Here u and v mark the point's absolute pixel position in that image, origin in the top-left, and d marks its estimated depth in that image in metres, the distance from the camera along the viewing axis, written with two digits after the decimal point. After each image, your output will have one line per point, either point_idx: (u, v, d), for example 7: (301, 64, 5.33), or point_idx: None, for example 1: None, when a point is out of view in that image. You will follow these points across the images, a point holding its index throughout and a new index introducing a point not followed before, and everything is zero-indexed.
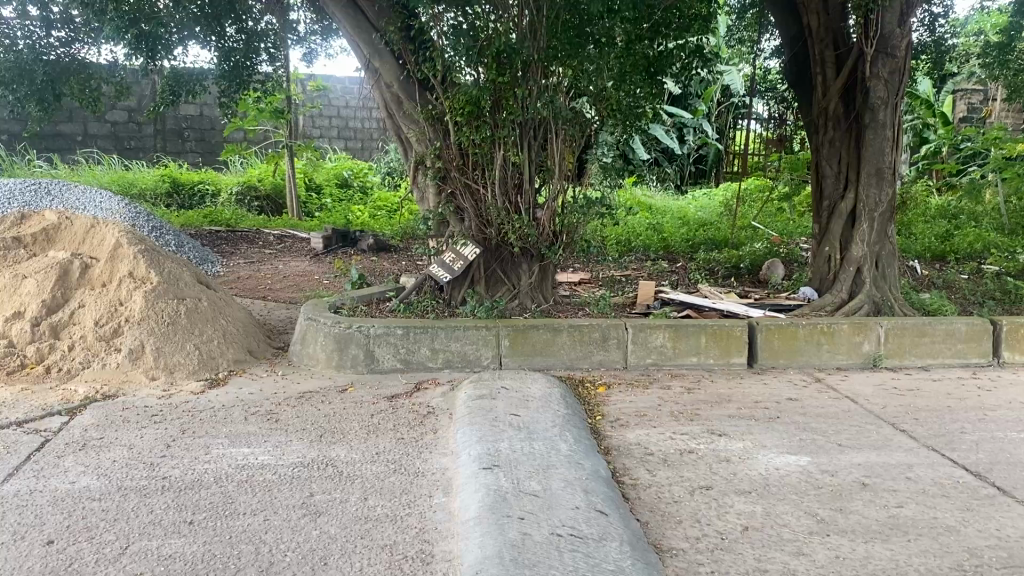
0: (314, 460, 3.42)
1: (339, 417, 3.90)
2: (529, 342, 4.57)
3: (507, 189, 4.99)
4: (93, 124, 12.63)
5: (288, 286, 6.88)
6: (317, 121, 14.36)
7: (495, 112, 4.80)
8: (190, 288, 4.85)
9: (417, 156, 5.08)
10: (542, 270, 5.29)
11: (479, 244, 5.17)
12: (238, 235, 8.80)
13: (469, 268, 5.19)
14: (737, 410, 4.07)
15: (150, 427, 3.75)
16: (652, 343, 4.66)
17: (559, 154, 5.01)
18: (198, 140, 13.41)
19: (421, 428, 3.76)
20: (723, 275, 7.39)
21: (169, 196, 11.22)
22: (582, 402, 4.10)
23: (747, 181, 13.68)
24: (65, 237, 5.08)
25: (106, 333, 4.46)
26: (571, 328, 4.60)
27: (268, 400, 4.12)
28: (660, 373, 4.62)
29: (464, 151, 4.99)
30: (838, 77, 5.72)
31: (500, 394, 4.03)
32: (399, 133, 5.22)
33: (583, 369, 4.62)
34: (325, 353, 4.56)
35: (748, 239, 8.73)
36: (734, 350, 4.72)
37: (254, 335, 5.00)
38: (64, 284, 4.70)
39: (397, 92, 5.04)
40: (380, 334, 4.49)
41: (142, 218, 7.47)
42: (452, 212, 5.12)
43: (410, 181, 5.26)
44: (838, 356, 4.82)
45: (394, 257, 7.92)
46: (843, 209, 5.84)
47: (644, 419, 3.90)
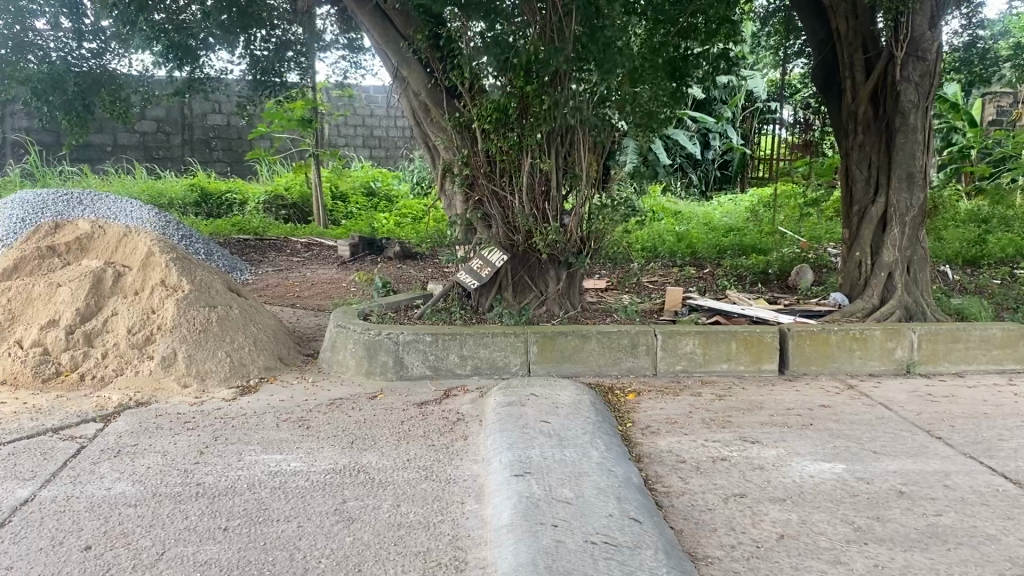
0: (345, 467, 3.43)
1: (369, 424, 3.91)
2: (558, 349, 4.56)
3: (535, 196, 4.99)
4: (122, 134, 12.79)
5: (316, 293, 6.92)
6: (343, 130, 14.46)
7: (522, 119, 4.79)
8: (221, 296, 4.88)
9: (444, 163, 5.10)
10: (570, 276, 5.26)
11: (507, 250, 5.16)
12: (266, 243, 8.87)
13: (496, 275, 5.18)
14: (769, 417, 4.04)
15: (183, 433, 3.78)
16: (682, 350, 4.63)
17: (587, 160, 4.98)
18: (225, 149, 13.54)
19: (451, 435, 3.76)
20: (751, 281, 7.34)
21: (197, 206, 11.34)
22: (613, 409, 4.08)
23: (773, 187, 13.61)
24: (99, 246, 5.14)
25: (138, 341, 4.51)
26: (600, 335, 4.58)
27: (299, 407, 4.14)
28: (690, 380, 4.59)
29: (492, 159, 5.00)
30: (867, 82, 5.67)
31: (530, 401, 4.02)
32: (427, 142, 5.25)
33: (612, 375, 4.60)
34: (354, 360, 4.57)
35: (776, 244, 8.67)
36: (765, 356, 4.67)
37: (284, 342, 5.02)
38: (98, 292, 4.75)
39: (425, 100, 5.06)
40: (409, 340, 4.50)
41: (172, 227, 7.55)
42: (480, 219, 5.12)
43: (438, 188, 5.27)
44: (871, 362, 4.76)
45: (421, 264, 7.95)
46: (874, 214, 5.76)
47: (675, 426, 3.88)
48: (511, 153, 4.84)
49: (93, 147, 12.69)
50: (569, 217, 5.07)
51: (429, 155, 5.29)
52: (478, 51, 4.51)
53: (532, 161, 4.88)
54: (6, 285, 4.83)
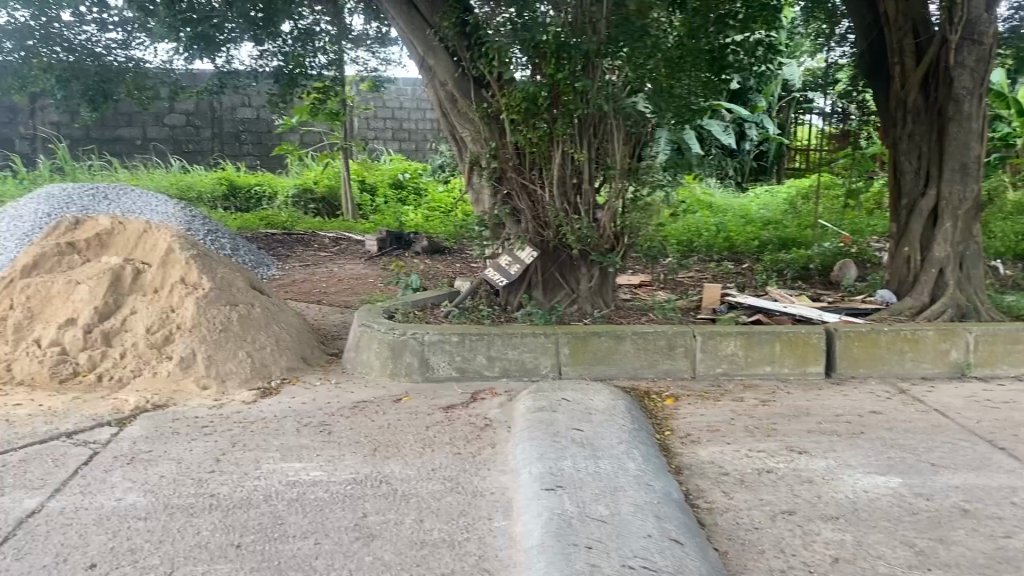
0: (367, 477, 3.25)
1: (393, 429, 3.72)
2: (590, 351, 4.34)
3: (566, 188, 4.76)
4: (152, 127, 12.76)
5: (343, 289, 6.76)
6: (372, 123, 14.32)
7: (553, 109, 4.57)
8: (243, 294, 4.70)
9: (472, 156, 4.90)
10: (603, 273, 5.03)
11: (538, 246, 4.94)
12: (293, 237, 8.75)
13: (526, 272, 4.97)
14: (817, 425, 3.80)
15: (200, 439, 3.63)
16: (722, 351, 4.40)
17: (621, 152, 4.74)
18: (255, 143, 13.32)
19: (479, 442, 3.57)
20: (791, 277, 7.07)
21: (225, 200, 11.25)
22: (649, 415, 3.86)
23: (811, 178, 13.24)
24: (119, 242, 5.00)
25: (157, 341, 4.37)
26: (635, 336, 4.36)
27: (321, 410, 3.97)
28: (731, 383, 4.36)
29: (521, 150, 4.78)
30: (918, 68, 5.37)
31: (561, 406, 3.82)
32: (454, 133, 5.05)
33: (648, 378, 4.38)
34: (378, 361, 4.39)
35: (816, 238, 8.37)
36: (811, 358, 4.43)
37: (308, 341, 4.81)
38: (116, 290, 4.61)
39: (452, 90, 4.85)
40: (435, 341, 4.31)
41: (198, 221, 7.42)
42: (508, 213, 4.92)
43: (466, 182, 5.07)
44: (923, 365, 4.49)
45: (449, 259, 7.77)
46: (924, 207, 5.46)
47: (717, 435, 3.66)
48: (542, 144, 4.62)
49: (123, 140, 12.68)
50: (601, 211, 4.83)
51: (456, 146, 5.08)
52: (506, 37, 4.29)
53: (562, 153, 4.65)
54: (26, 283, 4.71)
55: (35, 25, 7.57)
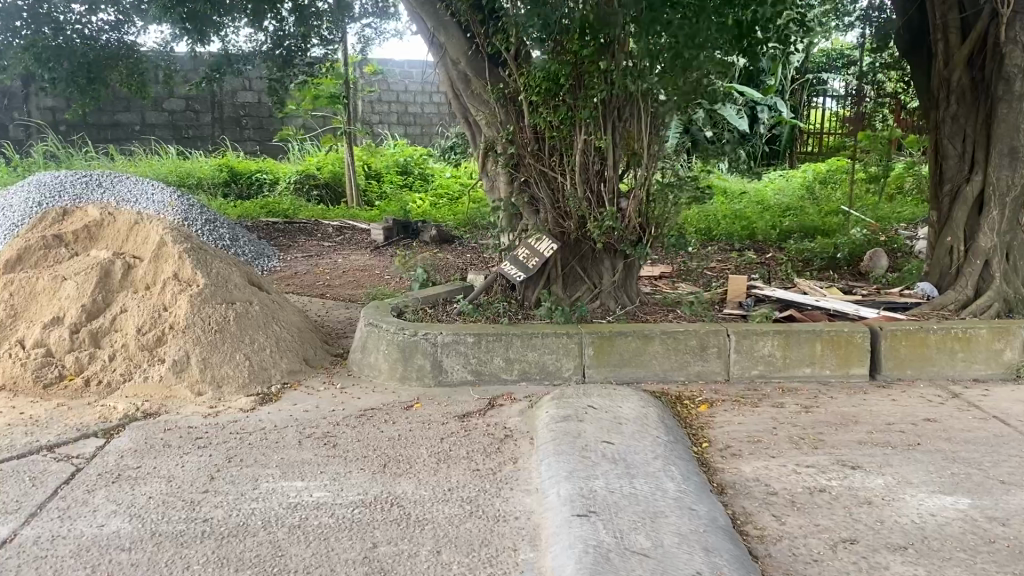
0: (376, 498, 2.93)
1: (405, 441, 3.40)
2: (616, 351, 4.02)
3: (588, 175, 4.41)
4: (150, 113, 12.41)
5: (348, 282, 6.45)
6: (376, 106, 13.96)
7: (576, 89, 4.23)
8: (241, 291, 4.35)
9: (486, 142, 4.57)
10: (627, 267, 4.69)
11: (557, 238, 4.61)
12: (296, 226, 8.41)
13: (545, 266, 4.64)
14: (868, 435, 3.48)
15: (193, 454, 3.31)
16: (759, 352, 4.06)
17: (647, 136, 4.39)
18: (256, 127, 13.02)
19: (499, 456, 3.24)
20: (818, 268, 6.73)
21: (226, 186, 10.92)
22: (683, 425, 3.54)
23: (827, 162, 12.86)
24: (109, 234, 4.65)
25: (149, 341, 4.04)
26: (665, 335, 4.03)
27: (325, 419, 3.65)
28: (769, 387, 4.03)
29: (540, 134, 4.44)
30: (963, 46, 5.00)
31: (587, 415, 3.49)
32: (467, 116, 4.70)
33: (678, 381, 4.05)
34: (388, 363, 4.06)
35: (841, 226, 8.03)
36: (855, 360, 4.10)
37: (311, 340, 4.49)
38: (105, 287, 4.29)
39: (465, 70, 4.50)
40: (448, 341, 3.98)
41: (196, 210, 7.10)
42: (526, 202, 4.58)
43: (479, 169, 4.74)
44: (975, 366, 4.15)
45: (458, 249, 7.44)
46: (968, 194, 5.09)
47: (759, 448, 3.34)
48: (564, 127, 4.28)
49: (121, 126, 12.34)
50: (624, 199, 4.48)
51: (469, 130, 4.74)
52: (525, 12, 3.95)
53: (585, 137, 4.31)
54: (9, 278, 4.39)
55: (24, 4, 7.17)
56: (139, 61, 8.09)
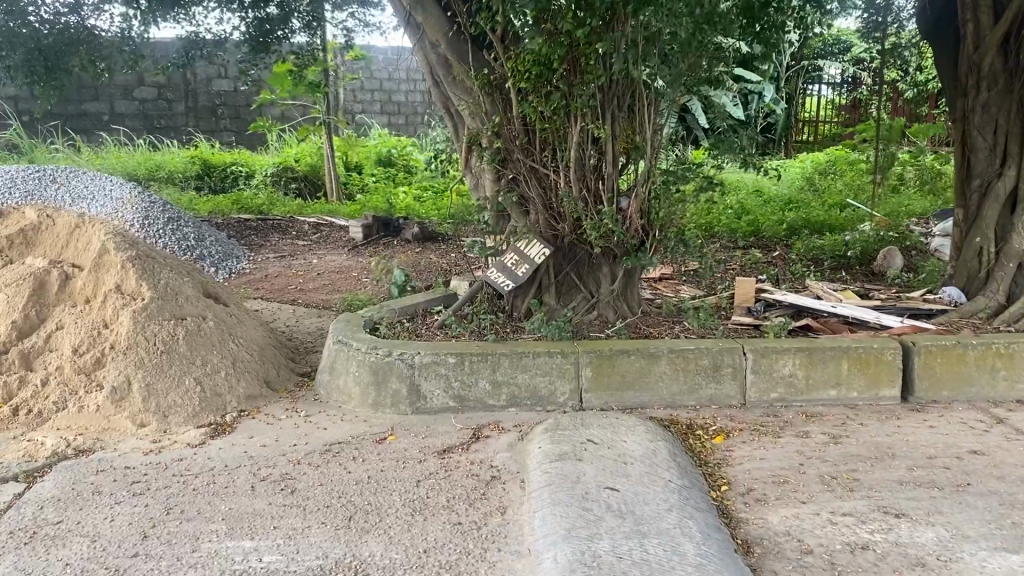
0: (337, 563, 2.45)
1: (376, 485, 2.93)
2: (617, 373, 3.55)
3: (585, 171, 3.93)
4: (120, 102, 11.84)
5: (323, 286, 5.97)
6: (359, 95, 13.42)
7: (570, 75, 3.74)
8: (193, 304, 3.84)
9: (470, 134, 4.08)
10: (627, 273, 4.21)
11: (550, 242, 4.13)
12: (270, 223, 7.91)
13: (536, 273, 4.16)
14: (910, 473, 3.02)
15: (126, 503, 2.82)
16: (778, 372, 3.62)
17: (650, 126, 3.92)
18: (233, 117, 12.49)
19: (485, 505, 2.77)
20: (828, 269, 6.29)
21: (199, 179, 10.39)
22: (697, 462, 3.08)
23: (825, 152, 12.42)
24: (46, 241, 4.10)
25: (86, 364, 3.53)
26: (672, 354, 3.57)
27: (285, 457, 3.17)
28: (790, 412, 3.58)
29: (530, 126, 3.96)
30: (997, 28, 4.53)
31: (587, 451, 3.02)
32: (448, 105, 4.21)
33: (688, 407, 3.59)
34: (359, 388, 3.58)
35: (847, 223, 7.60)
36: (884, 380, 3.66)
37: (274, 359, 3.99)
38: (39, 301, 3.77)
39: (446, 54, 4.01)
40: (427, 363, 3.51)
41: (158, 208, 6.59)
42: (515, 202, 4.10)
43: (462, 166, 4.26)
44: (1019, 386, 3.71)
45: (442, 248, 6.97)
46: (1000, 190, 4.67)
47: (787, 492, 2.88)
48: (557, 118, 3.79)
49: (89, 116, 11.76)
50: (625, 197, 4.00)
51: (451, 121, 4.26)
52: None
53: (581, 129, 3.82)
54: None
55: None
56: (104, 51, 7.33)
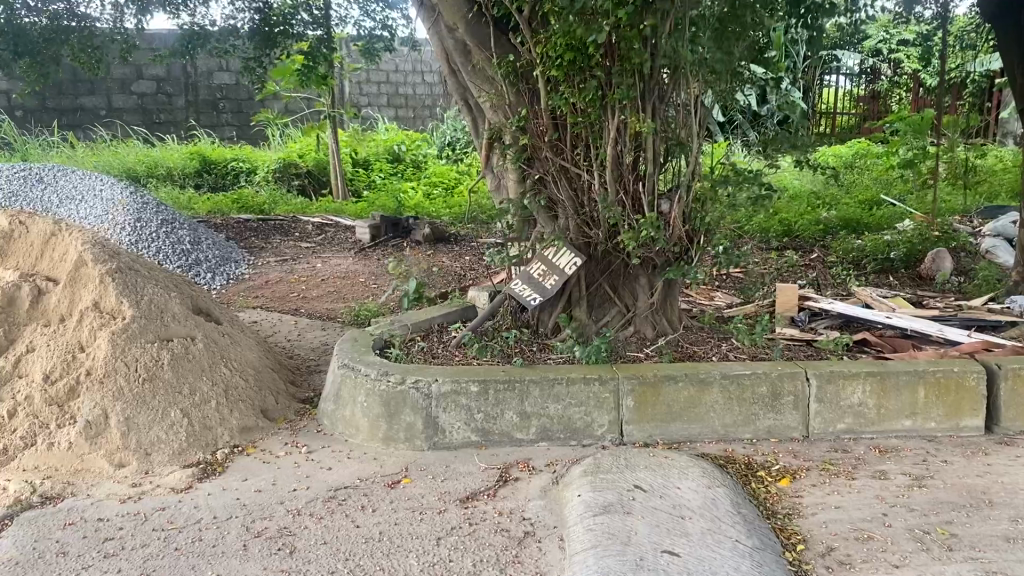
0: None
1: (390, 544, 2.48)
2: (662, 403, 3.12)
3: (622, 171, 3.48)
4: (117, 96, 11.42)
5: (329, 293, 5.54)
6: (365, 88, 12.96)
7: (609, 62, 3.29)
8: (180, 323, 3.39)
9: (491, 129, 3.64)
10: (667, 284, 3.76)
11: (580, 250, 3.69)
12: (272, 224, 7.47)
13: (564, 285, 3.72)
14: (1017, 527, 2.57)
15: (94, 569, 2.38)
16: (846, 401, 3.18)
17: (694, 121, 3.47)
18: (234, 111, 12.14)
19: (519, 572, 2.33)
20: (872, 274, 5.84)
21: (199, 177, 9.96)
22: (764, 514, 2.63)
23: (849, 145, 11.93)
24: (17, 252, 3.61)
25: (58, 394, 3.07)
26: (725, 381, 3.14)
27: (283, 506, 2.73)
28: (861, 447, 3.14)
29: (560, 120, 3.51)
30: None
31: (637, 502, 2.58)
32: (466, 97, 3.77)
33: (743, 440, 3.16)
34: (368, 420, 3.14)
35: (885, 223, 7.14)
36: (967, 408, 3.21)
37: (272, 382, 3.55)
38: (7, 320, 3.30)
39: (465, 39, 3.56)
40: (446, 392, 3.07)
41: (151, 210, 6.16)
42: (542, 206, 3.65)
43: (482, 164, 3.82)
44: None
45: (455, 251, 6.52)
46: None
47: (876, 553, 2.43)
48: (591, 112, 3.34)
49: (85, 111, 11.33)
50: (666, 200, 3.56)
51: (469, 115, 3.80)
52: None
53: (620, 124, 3.36)
54: None
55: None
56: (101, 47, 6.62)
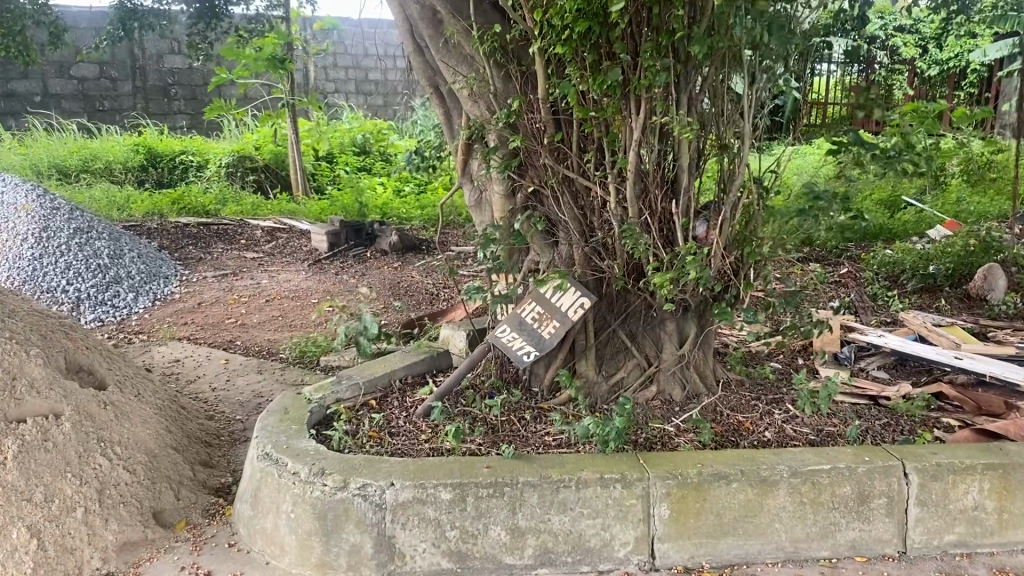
0: None
1: None
2: (707, 511, 2.25)
3: (646, 185, 2.59)
4: (54, 80, 10.33)
5: (273, 318, 4.62)
6: (331, 73, 11.96)
7: (634, 34, 2.39)
8: (41, 394, 2.42)
9: (471, 126, 2.73)
10: (699, 328, 2.88)
11: (588, 286, 2.79)
12: (215, 229, 6.50)
13: (566, 332, 2.82)
14: None
15: None
16: (957, 504, 2.33)
17: (744, 117, 2.58)
18: (187, 98, 11.17)
19: None
20: (913, 295, 5.00)
21: (142, 171, 8.94)
22: None
23: None
24: None
25: None
26: (795, 479, 2.28)
27: None
28: (981, 568, 2.28)
29: (564, 115, 2.61)
30: None
31: None
32: (438, 83, 2.85)
33: (820, 561, 2.30)
34: (296, 540, 2.23)
35: (912, 231, 6.29)
36: None
37: (175, 468, 2.61)
38: None
39: (435, 3, 2.64)
40: (406, 501, 2.17)
41: (62, 217, 5.25)
42: (538, 227, 2.76)
43: (459, 173, 2.92)
44: None
45: (424, 264, 5.60)
46: None
47: None
48: (608, 103, 2.43)
49: (17, 97, 10.22)
50: (702, 221, 2.68)
51: (441, 105, 2.90)
52: None
53: (648, 120, 2.46)
54: None
55: None
56: (25, 23, 5.93)
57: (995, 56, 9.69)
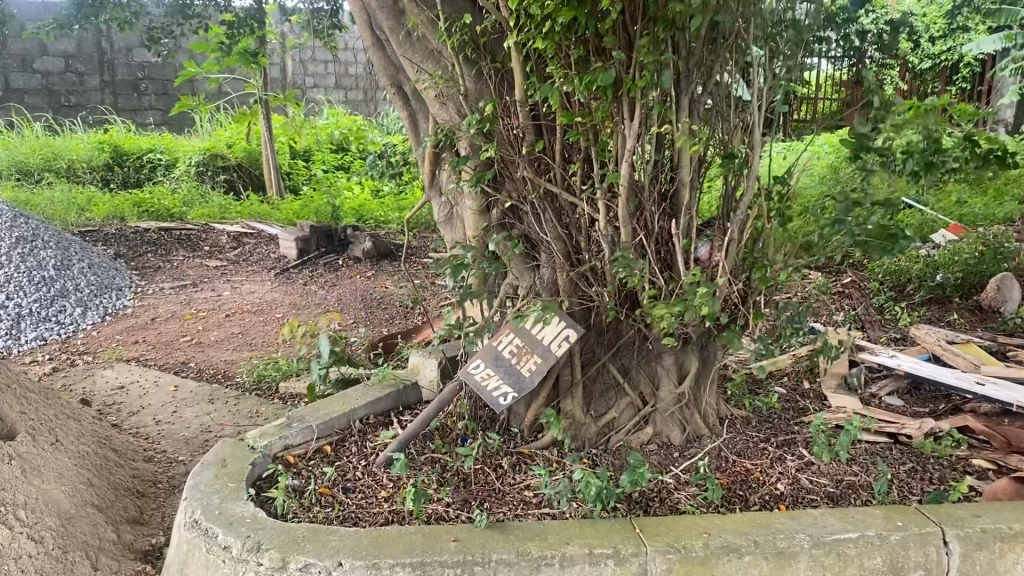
0: None
1: None
2: None
3: (641, 201, 2.24)
4: (16, 74, 9.85)
5: (232, 335, 4.24)
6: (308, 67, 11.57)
7: (627, 25, 2.03)
8: None
9: (439, 131, 2.36)
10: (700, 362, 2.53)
11: (574, 315, 2.44)
12: (178, 235, 6.11)
13: (549, 368, 2.47)
14: None
15: None
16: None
17: (753, 121, 2.23)
18: (158, 93, 10.75)
19: None
20: (922, 307, 4.66)
21: (107, 170, 8.51)
22: None
23: None
24: None
25: None
26: (817, 551, 1.93)
27: None
28: None
29: (545, 120, 2.25)
30: None
31: None
32: (401, 82, 2.49)
33: None
34: None
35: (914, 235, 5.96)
36: None
37: (95, 531, 2.23)
38: None
39: None
40: None
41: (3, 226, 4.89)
42: (516, 249, 2.40)
43: (427, 185, 2.56)
44: None
45: (397, 273, 5.22)
46: None
47: None
48: (597, 106, 2.07)
49: None
50: (705, 241, 2.33)
51: (404, 107, 2.54)
52: None
53: (642, 126, 2.11)
54: None
55: None
56: None
57: (989, 49, 9.37)
